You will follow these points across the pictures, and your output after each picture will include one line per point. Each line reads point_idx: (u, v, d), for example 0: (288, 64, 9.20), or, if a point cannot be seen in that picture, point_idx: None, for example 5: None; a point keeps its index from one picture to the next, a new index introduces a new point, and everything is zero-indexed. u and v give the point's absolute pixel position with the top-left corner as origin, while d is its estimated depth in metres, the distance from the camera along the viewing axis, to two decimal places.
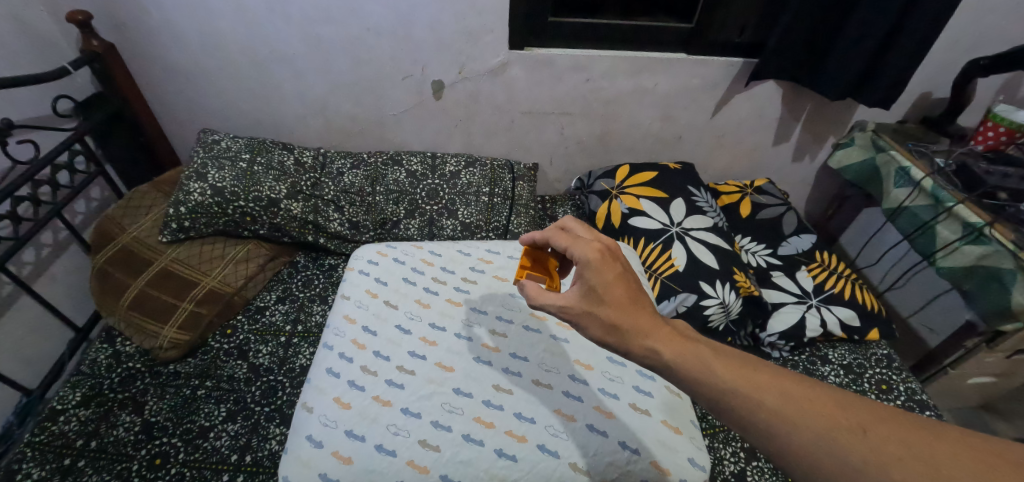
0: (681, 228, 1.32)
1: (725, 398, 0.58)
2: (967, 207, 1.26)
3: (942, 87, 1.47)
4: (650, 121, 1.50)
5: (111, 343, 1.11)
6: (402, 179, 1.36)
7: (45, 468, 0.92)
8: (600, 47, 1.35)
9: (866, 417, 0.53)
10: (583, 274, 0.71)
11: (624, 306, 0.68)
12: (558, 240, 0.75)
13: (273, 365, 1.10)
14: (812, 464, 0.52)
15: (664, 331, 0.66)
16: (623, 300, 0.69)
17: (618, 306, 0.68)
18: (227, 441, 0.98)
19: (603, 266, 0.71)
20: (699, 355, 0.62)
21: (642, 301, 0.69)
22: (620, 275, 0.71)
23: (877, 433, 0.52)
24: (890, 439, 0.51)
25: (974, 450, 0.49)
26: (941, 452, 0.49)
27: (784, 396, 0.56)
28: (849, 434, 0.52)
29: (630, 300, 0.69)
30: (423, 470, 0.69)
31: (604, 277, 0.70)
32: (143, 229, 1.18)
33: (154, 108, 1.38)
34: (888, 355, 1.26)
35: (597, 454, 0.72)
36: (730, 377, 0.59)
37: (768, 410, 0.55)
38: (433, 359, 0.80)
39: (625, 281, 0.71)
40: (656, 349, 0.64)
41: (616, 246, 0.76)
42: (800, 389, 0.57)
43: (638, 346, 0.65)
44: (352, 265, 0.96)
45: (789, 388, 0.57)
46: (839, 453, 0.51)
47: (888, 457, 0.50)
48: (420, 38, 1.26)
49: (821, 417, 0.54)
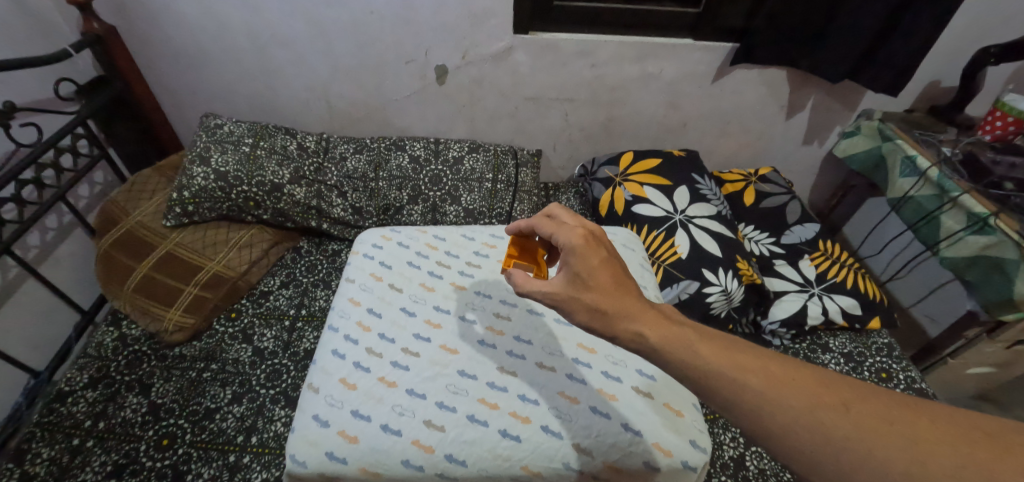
0: (685, 216, 1.32)
1: (711, 380, 0.57)
2: (973, 197, 1.25)
3: (952, 75, 1.45)
4: (655, 108, 1.49)
5: (117, 325, 1.12)
6: (405, 164, 1.36)
7: (54, 448, 0.93)
8: (605, 32, 1.33)
9: (851, 395, 0.54)
10: (569, 261, 0.71)
11: (609, 291, 0.68)
12: (542, 228, 0.76)
13: (278, 348, 1.11)
14: (798, 443, 0.52)
15: (648, 314, 0.65)
16: (610, 286, 0.68)
17: (604, 291, 0.67)
18: (233, 423, 0.99)
19: (587, 252, 0.71)
20: (688, 338, 0.62)
21: (628, 286, 0.69)
22: (605, 260, 0.71)
23: (860, 410, 0.52)
24: (873, 417, 0.51)
25: (956, 425, 0.50)
26: (922, 427, 0.50)
27: (770, 376, 0.56)
28: (833, 413, 0.52)
29: (614, 285, 0.68)
30: (428, 449, 0.70)
31: (589, 263, 0.70)
32: (146, 213, 1.18)
33: (154, 91, 1.38)
34: (889, 344, 1.26)
35: (600, 435, 0.72)
36: (716, 359, 0.59)
37: (754, 392, 0.55)
38: (438, 342, 0.81)
39: (611, 268, 0.70)
40: (642, 333, 0.63)
41: (601, 232, 0.76)
42: (784, 369, 0.57)
43: (625, 331, 0.64)
44: (356, 248, 0.96)
45: (775, 370, 0.57)
46: (823, 430, 0.52)
47: (872, 434, 0.50)
48: (423, 21, 1.24)
49: (806, 397, 0.54)
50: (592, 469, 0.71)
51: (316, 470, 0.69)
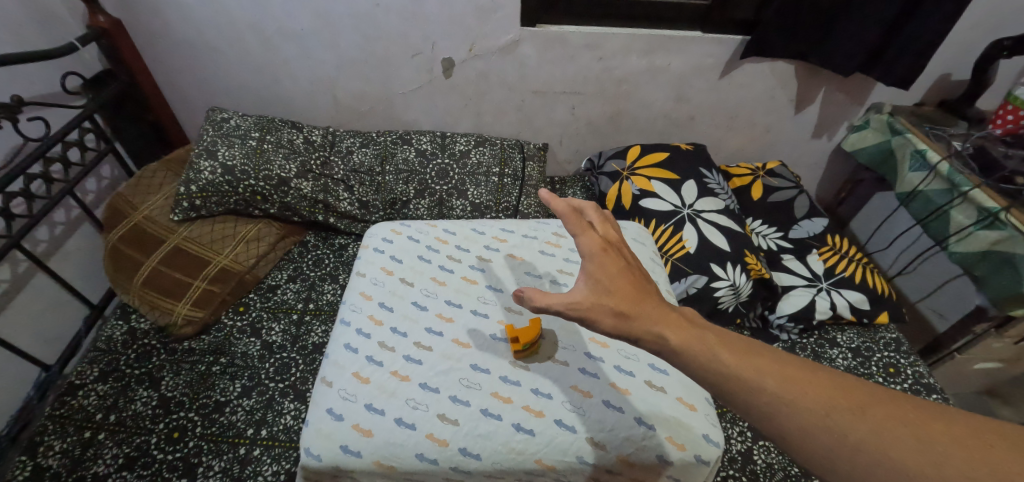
0: (693, 210, 1.31)
1: (728, 383, 0.57)
2: (983, 192, 1.24)
3: (964, 68, 1.43)
4: (662, 101, 1.48)
5: (125, 319, 1.13)
6: (412, 158, 1.35)
7: (66, 441, 0.94)
8: (613, 25, 1.32)
9: (867, 398, 0.53)
10: (588, 268, 0.70)
11: (629, 296, 0.67)
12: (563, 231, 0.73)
13: (287, 342, 1.12)
14: (811, 442, 0.52)
15: (669, 316, 0.64)
16: (630, 292, 0.67)
17: (626, 296, 0.66)
18: (243, 416, 1.00)
19: (606, 260, 0.70)
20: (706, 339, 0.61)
21: (648, 292, 0.68)
22: (624, 268, 0.70)
23: (876, 414, 0.52)
24: (890, 420, 0.51)
25: (973, 429, 0.49)
26: (940, 431, 0.50)
27: (786, 378, 0.55)
28: (848, 416, 0.52)
29: (634, 290, 0.68)
30: (442, 443, 0.70)
31: (609, 269, 0.69)
32: (154, 208, 1.18)
33: (159, 85, 1.37)
34: (897, 339, 1.26)
35: (613, 429, 0.72)
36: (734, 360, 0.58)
37: (770, 393, 0.55)
38: (450, 336, 0.81)
39: (629, 274, 0.70)
40: (663, 334, 0.63)
41: (618, 241, 0.75)
42: (801, 372, 0.56)
43: (646, 333, 0.64)
44: (366, 243, 0.96)
45: (790, 370, 0.56)
46: (839, 433, 0.51)
47: (886, 437, 0.50)
48: (431, 14, 1.23)
49: (822, 400, 0.53)
50: (606, 462, 0.71)
51: (331, 463, 0.69)
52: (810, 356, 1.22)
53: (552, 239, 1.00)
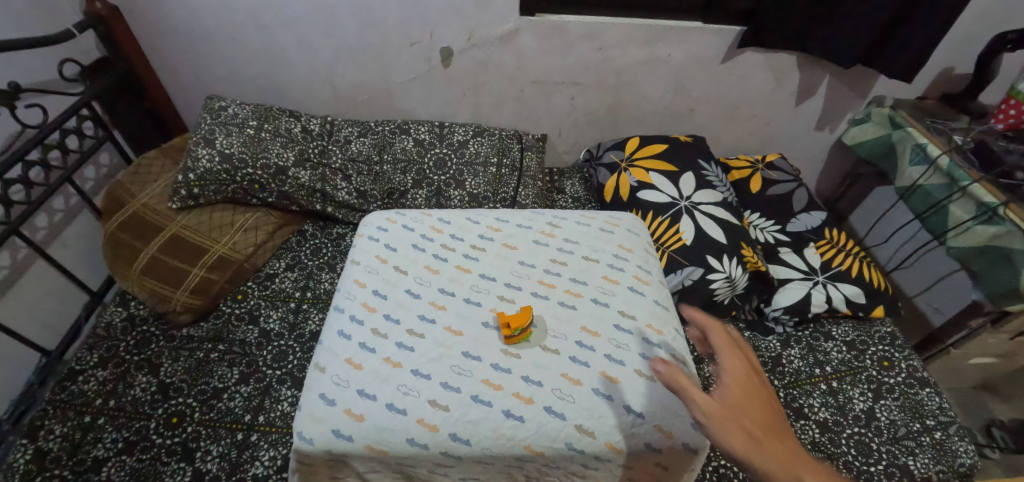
0: (691, 202, 1.31)
1: None
2: (982, 186, 1.24)
3: (966, 61, 1.42)
4: (661, 93, 1.47)
5: (125, 306, 1.14)
6: (410, 147, 1.35)
7: (66, 425, 0.95)
8: (612, 14, 1.31)
9: None
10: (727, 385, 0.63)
11: (758, 419, 0.61)
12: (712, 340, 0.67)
13: (284, 330, 1.13)
14: None
15: (788, 450, 0.59)
16: (765, 421, 0.61)
17: (757, 419, 0.61)
18: (240, 402, 1.01)
19: (746, 384, 0.64)
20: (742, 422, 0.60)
21: (784, 430, 0.61)
22: (761, 397, 0.64)
23: None
24: None
25: None
26: None
27: None
28: None
29: (768, 420, 0.61)
30: (432, 428, 0.71)
31: (749, 393, 0.63)
32: (153, 196, 1.19)
33: (157, 73, 1.37)
34: (892, 333, 1.26)
35: (601, 417, 0.73)
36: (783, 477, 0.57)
37: None
38: (443, 323, 0.82)
39: (766, 402, 0.63)
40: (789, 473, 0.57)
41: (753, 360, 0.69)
42: None
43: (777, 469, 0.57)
44: (361, 231, 0.97)
45: None
46: None
47: None
48: (429, 3, 1.23)
49: None
50: (594, 449, 0.72)
51: (323, 447, 0.70)
52: (805, 349, 1.22)
53: (547, 229, 1.00)
